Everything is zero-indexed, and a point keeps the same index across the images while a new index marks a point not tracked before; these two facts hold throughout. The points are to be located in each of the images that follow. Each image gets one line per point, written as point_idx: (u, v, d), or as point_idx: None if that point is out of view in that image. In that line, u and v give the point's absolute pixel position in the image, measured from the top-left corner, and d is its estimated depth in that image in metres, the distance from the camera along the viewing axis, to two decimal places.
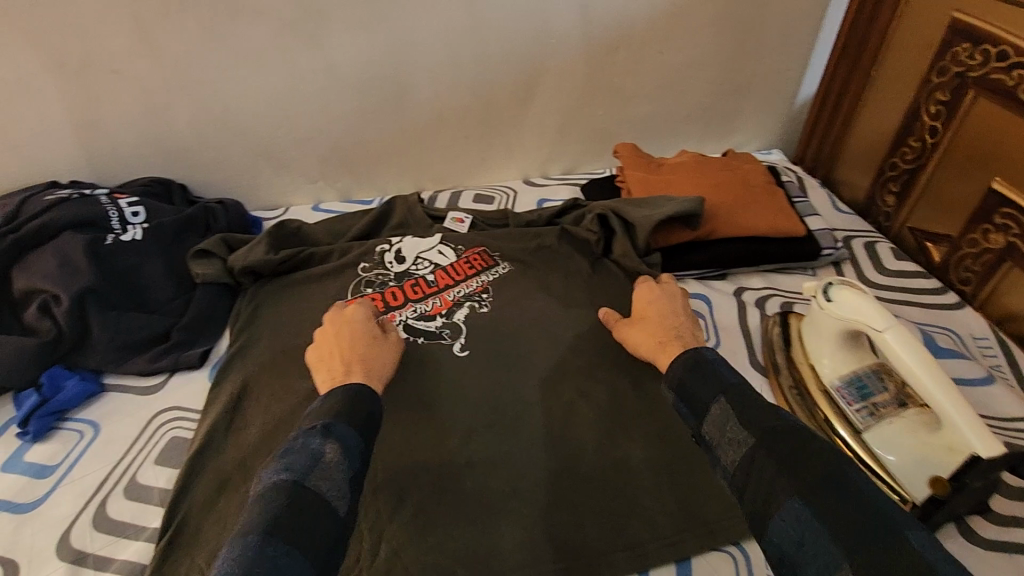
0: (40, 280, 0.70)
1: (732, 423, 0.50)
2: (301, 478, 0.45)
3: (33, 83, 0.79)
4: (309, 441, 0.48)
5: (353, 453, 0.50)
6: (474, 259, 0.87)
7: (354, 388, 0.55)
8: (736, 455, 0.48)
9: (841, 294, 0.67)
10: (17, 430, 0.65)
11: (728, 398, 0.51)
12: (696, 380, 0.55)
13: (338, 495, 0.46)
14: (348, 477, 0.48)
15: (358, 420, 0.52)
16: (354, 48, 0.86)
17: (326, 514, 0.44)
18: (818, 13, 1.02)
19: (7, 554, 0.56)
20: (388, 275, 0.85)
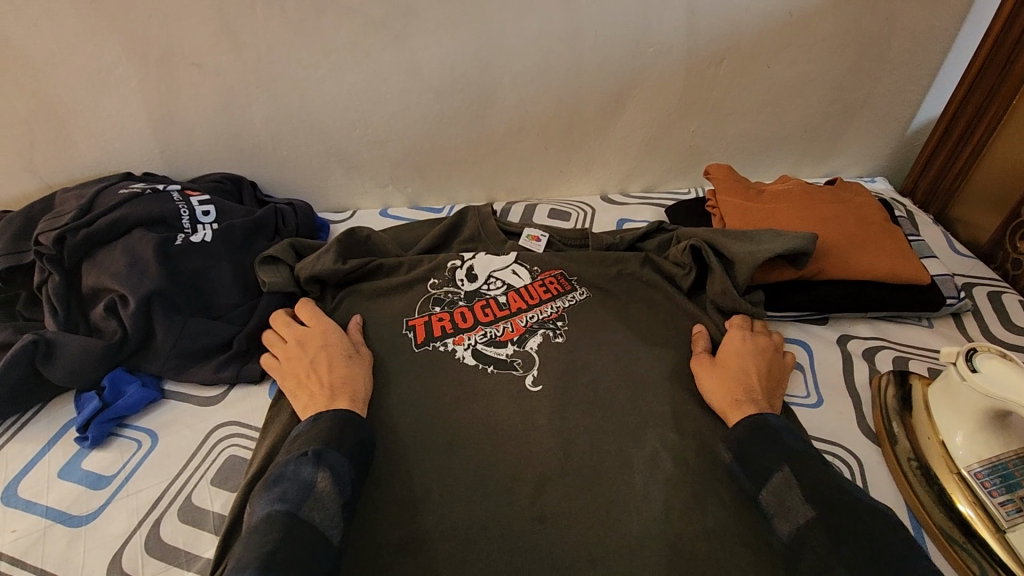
0: (109, 278, 0.68)
1: (791, 495, 0.54)
2: (294, 507, 0.48)
3: (115, 73, 0.77)
4: (301, 470, 0.51)
5: (344, 483, 0.53)
6: (549, 283, 0.81)
7: (344, 415, 0.58)
8: (791, 524, 0.53)
9: (988, 366, 0.58)
10: (76, 434, 0.63)
11: (790, 468, 0.55)
12: (759, 446, 0.58)
13: (330, 525, 0.49)
14: (339, 506, 0.51)
15: (349, 448, 0.55)
16: (440, 50, 0.81)
17: (320, 544, 0.47)
18: (953, 31, 0.91)
19: (59, 571, 0.53)
20: (458, 294, 0.80)
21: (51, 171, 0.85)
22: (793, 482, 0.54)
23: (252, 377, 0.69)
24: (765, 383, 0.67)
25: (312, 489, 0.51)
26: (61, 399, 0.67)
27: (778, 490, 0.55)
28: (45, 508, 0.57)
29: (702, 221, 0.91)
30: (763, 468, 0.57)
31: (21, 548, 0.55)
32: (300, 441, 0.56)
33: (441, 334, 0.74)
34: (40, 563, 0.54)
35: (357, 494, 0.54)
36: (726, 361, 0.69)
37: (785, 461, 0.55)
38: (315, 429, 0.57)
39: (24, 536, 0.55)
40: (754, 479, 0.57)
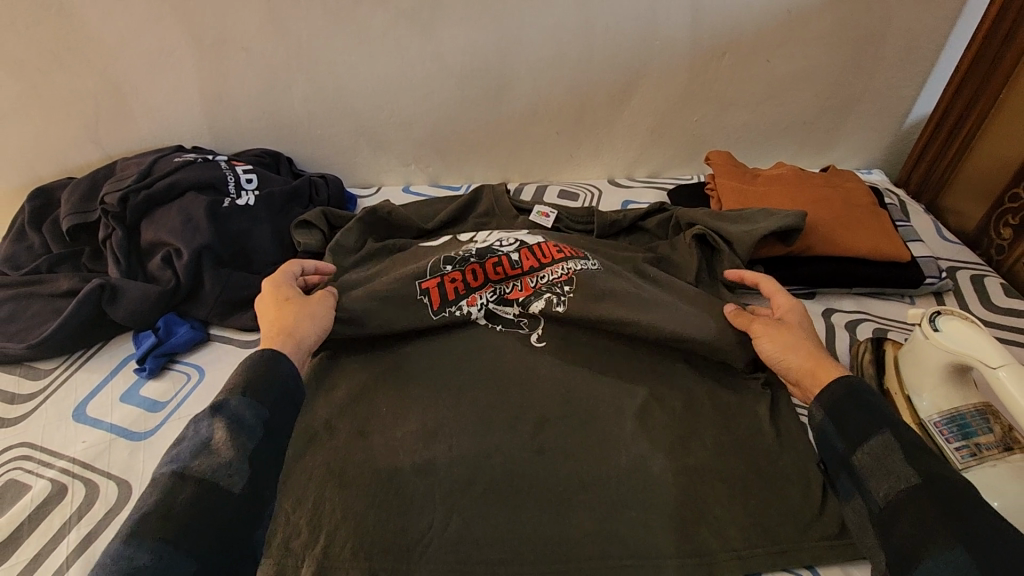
0: (165, 233, 0.77)
1: (894, 457, 0.49)
2: (182, 465, 0.46)
3: (173, 55, 0.86)
4: (199, 425, 0.49)
5: (252, 429, 0.50)
6: (559, 251, 0.84)
7: (264, 356, 0.55)
8: (892, 488, 0.48)
9: (949, 325, 0.64)
10: (135, 366, 0.72)
11: (895, 433, 0.50)
12: (856, 407, 0.53)
13: (224, 478, 0.47)
14: (237, 458, 0.48)
15: (260, 392, 0.52)
16: (463, 39, 0.89)
17: (210, 500, 0.45)
18: (945, 31, 0.96)
19: (124, 475, 0.62)
20: (469, 251, 0.84)
21: (112, 142, 0.95)
22: (898, 448, 0.49)
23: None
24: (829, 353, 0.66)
25: (207, 444, 0.48)
26: (121, 338, 0.76)
27: (874, 452, 0.50)
28: (110, 425, 0.66)
29: (701, 203, 0.98)
30: (859, 431, 0.51)
31: (90, 455, 0.63)
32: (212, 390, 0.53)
33: (454, 296, 0.79)
34: (107, 468, 0.62)
35: (275, 436, 0.52)
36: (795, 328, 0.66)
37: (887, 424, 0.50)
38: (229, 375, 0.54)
39: (93, 446, 0.64)
40: (845, 442, 0.52)
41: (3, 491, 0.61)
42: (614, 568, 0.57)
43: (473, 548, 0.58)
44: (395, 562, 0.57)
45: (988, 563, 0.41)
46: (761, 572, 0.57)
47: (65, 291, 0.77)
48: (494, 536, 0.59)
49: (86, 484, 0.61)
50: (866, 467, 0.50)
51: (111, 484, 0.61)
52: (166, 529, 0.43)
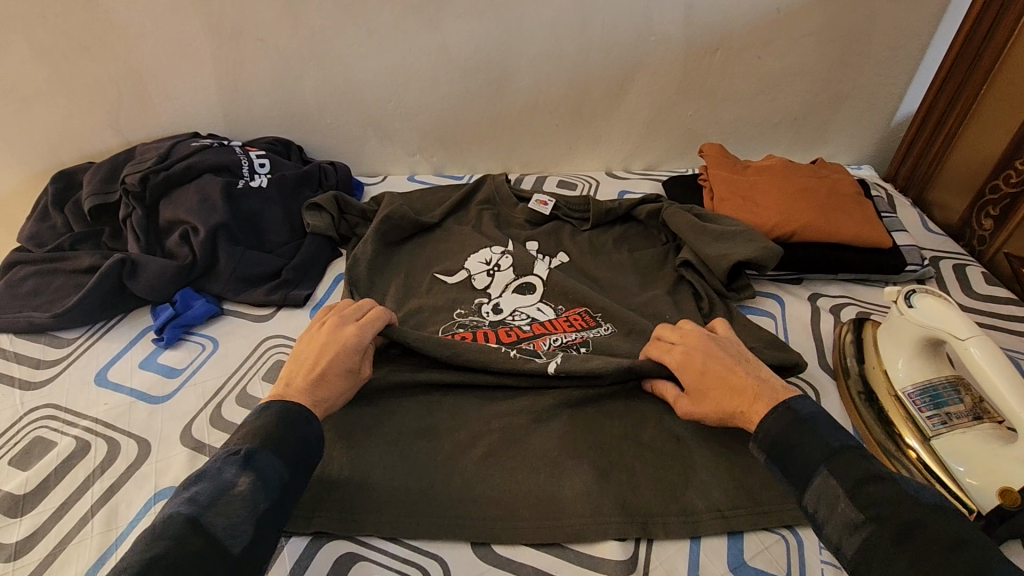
0: (184, 212, 0.82)
1: (843, 503, 0.46)
2: (200, 511, 0.44)
3: (192, 46, 0.91)
4: (225, 471, 0.48)
5: (272, 488, 0.48)
6: (574, 319, 0.78)
7: (294, 412, 0.53)
8: (852, 539, 0.45)
9: (923, 302, 0.67)
10: (154, 336, 0.76)
11: (832, 469, 0.48)
12: (795, 445, 0.51)
13: (231, 534, 0.44)
14: (252, 515, 0.46)
15: (287, 450, 0.50)
16: (467, 33, 0.93)
17: (211, 557, 0.42)
18: (929, 30, 1.00)
19: (142, 434, 0.65)
20: (483, 321, 0.78)
21: (131, 129, 0.99)
22: (843, 491, 0.47)
23: (294, 301, 0.80)
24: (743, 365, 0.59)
25: (229, 492, 0.46)
26: (140, 311, 0.80)
27: (821, 494, 0.48)
28: (130, 389, 0.70)
29: (694, 193, 1.01)
30: (801, 469, 0.50)
31: (112, 416, 0.67)
32: (240, 433, 0.52)
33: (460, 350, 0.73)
34: (127, 427, 0.66)
35: (289, 502, 0.49)
36: (695, 383, 0.60)
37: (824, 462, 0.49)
38: (258, 423, 0.53)
39: (115, 408, 0.68)
40: (793, 482, 0.50)
41: (30, 447, 0.65)
42: (602, 525, 0.58)
43: (472, 505, 0.59)
44: (396, 516, 0.59)
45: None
46: (742, 531, 0.58)
47: (86, 267, 0.81)
48: (489, 495, 0.60)
49: (107, 442, 0.65)
50: (816, 511, 0.48)
51: (131, 442, 0.64)
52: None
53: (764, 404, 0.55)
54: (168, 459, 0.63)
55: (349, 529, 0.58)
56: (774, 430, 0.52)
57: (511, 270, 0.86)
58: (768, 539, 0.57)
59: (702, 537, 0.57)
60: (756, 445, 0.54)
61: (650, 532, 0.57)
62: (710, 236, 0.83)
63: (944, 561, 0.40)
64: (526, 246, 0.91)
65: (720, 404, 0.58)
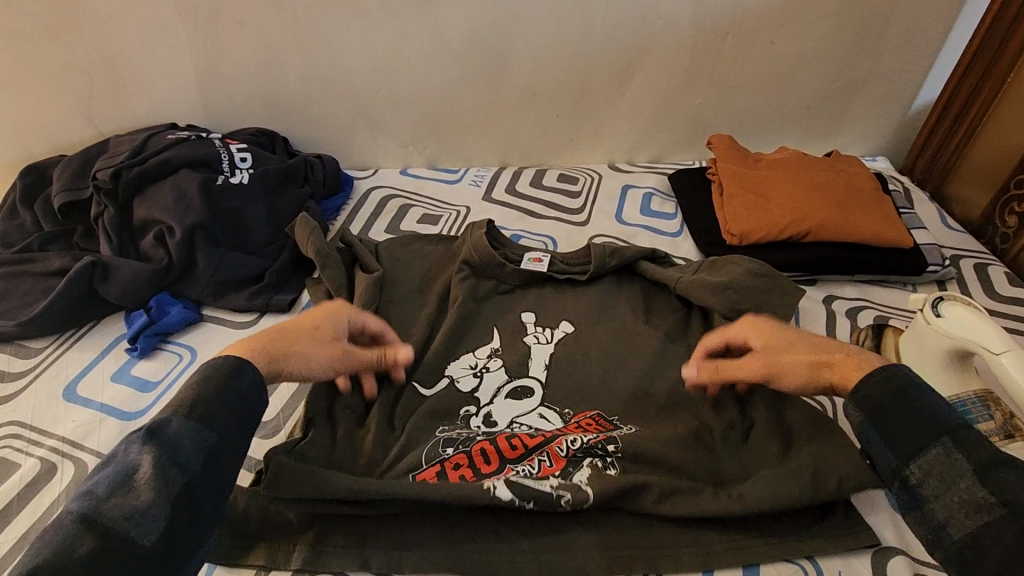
0: (159, 211, 0.76)
1: (964, 481, 0.42)
2: (102, 500, 0.39)
3: (169, 30, 0.85)
4: (131, 450, 0.42)
5: (192, 458, 0.43)
6: (586, 425, 0.65)
7: (221, 368, 0.48)
8: (967, 519, 0.41)
9: (952, 310, 0.63)
10: (127, 346, 0.71)
11: (952, 443, 0.44)
12: (896, 411, 0.47)
13: (144, 525, 0.39)
14: (168, 491, 0.41)
15: (213, 413, 0.46)
16: (461, 15, 0.88)
17: (126, 546, 0.38)
18: (953, 12, 0.94)
19: None
20: (474, 433, 0.64)
21: (105, 119, 0.93)
22: (966, 469, 0.42)
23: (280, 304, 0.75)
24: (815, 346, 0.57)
25: (139, 473, 0.41)
26: (113, 317, 0.75)
27: (933, 468, 0.44)
28: (101, 404, 0.65)
29: (703, 188, 0.96)
30: (911, 442, 0.45)
31: (80, 434, 0.63)
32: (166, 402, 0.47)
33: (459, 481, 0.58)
34: (97, 447, 0.61)
35: (216, 469, 0.45)
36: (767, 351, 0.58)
37: (945, 435, 0.44)
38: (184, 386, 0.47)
39: (83, 425, 0.63)
40: (895, 453, 0.46)
41: None
42: (606, 556, 0.54)
43: (466, 535, 0.55)
44: (386, 547, 0.54)
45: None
46: (760, 563, 0.54)
47: (57, 269, 0.76)
48: (484, 523, 0.56)
49: (76, 463, 0.60)
50: (922, 484, 0.44)
51: (101, 463, 0.60)
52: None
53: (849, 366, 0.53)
54: None
55: (333, 561, 0.54)
56: (874, 395, 0.48)
57: (503, 370, 0.71)
58: (785, 570, 0.54)
59: (715, 569, 0.54)
60: (852, 408, 0.49)
61: (659, 564, 0.54)
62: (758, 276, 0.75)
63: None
64: (522, 321, 0.76)
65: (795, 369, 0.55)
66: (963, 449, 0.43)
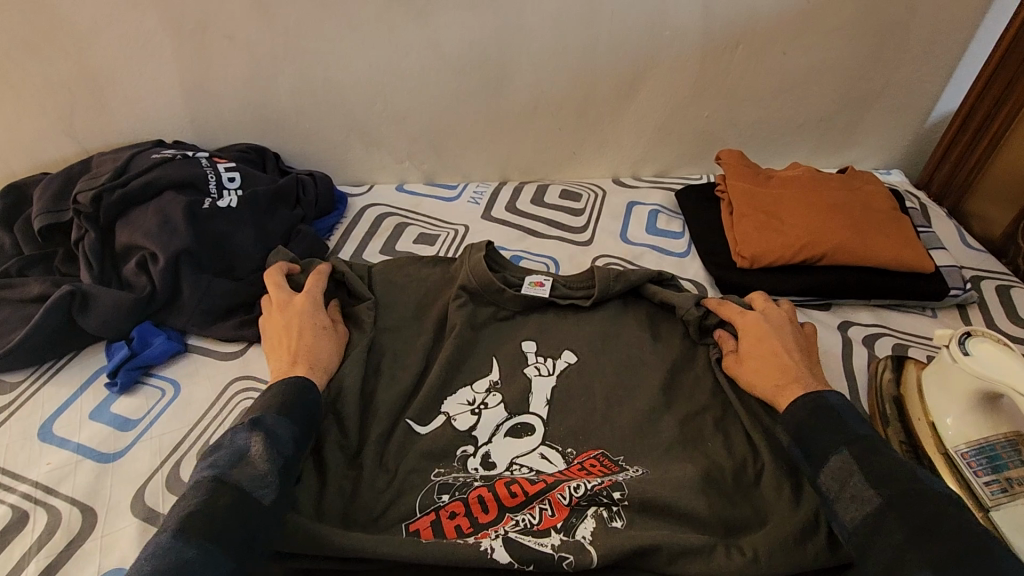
0: (141, 237, 0.73)
1: (855, 479, 0.49)
2: (222, 472, 0.49)
3: (154, 44, 0.82)
4: (236, 436, 0.52)
5: (286, 444, 0.53)
6: (590, 466, 0.61)
7: (297, 380, 0.59)
8: (859, 513, 0.48)
9: (981, 348, 0.59)
10: (107, 380, 0.68)
11: (852, 452, 0.51)
12: (815, 428, 0.54)
13: (260, 487, 0.50)
14: (272, 468, 0.51)
15: (297, 411, 0.56)
16: (459, 28, 0.84)
17: (246, 507, 0.48)
18: (974, 21, 0.90)
19: (89, 501, 0.57)
20: (472, 478, 0.61)
21: (89, 136, 0.90)
22: (855, 468, 0.50)
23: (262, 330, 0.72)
24: (801, 356, 0.64)
25: (245, 453, 0.51)
26: (94, 348, 0.72)
27: (836, 474, 0.51)
28: (78, 444, 0.62)
29: (711, 206, 0.92)
30: (821, 452, 0.52)
31: (54, 478, 0.59)
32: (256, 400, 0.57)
33: (455, 536, 0.55)
34: (72, 492, 0.58)
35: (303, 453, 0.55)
36: (748, 342, 0.66)
37: (845, 444, 0.51)
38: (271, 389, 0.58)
39: (59, 468, 0.60)
40: (811, 463, 0.53)
41: None
42: None
43: None
44: None
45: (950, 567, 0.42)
46: None
47: (35, 297, 0.73)
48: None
49: (48, 510, 0.57)
50: (830, 490, 0.51)
51: (75, 511, 0.57)
52: (204, 530, 0.46)
53: (799, 388, 0.59)
54: (117, 532, 0.55)
55: None
56: (794, 421, 0.56)
57: (501, 406, 0.67)
58: None
59: None
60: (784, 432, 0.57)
61: None
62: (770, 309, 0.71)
63: (914, 534, 0.44)
64: (522, 350, 0.72)
65: (761, 375, 0.63)
66: (854, 453, 0.51)
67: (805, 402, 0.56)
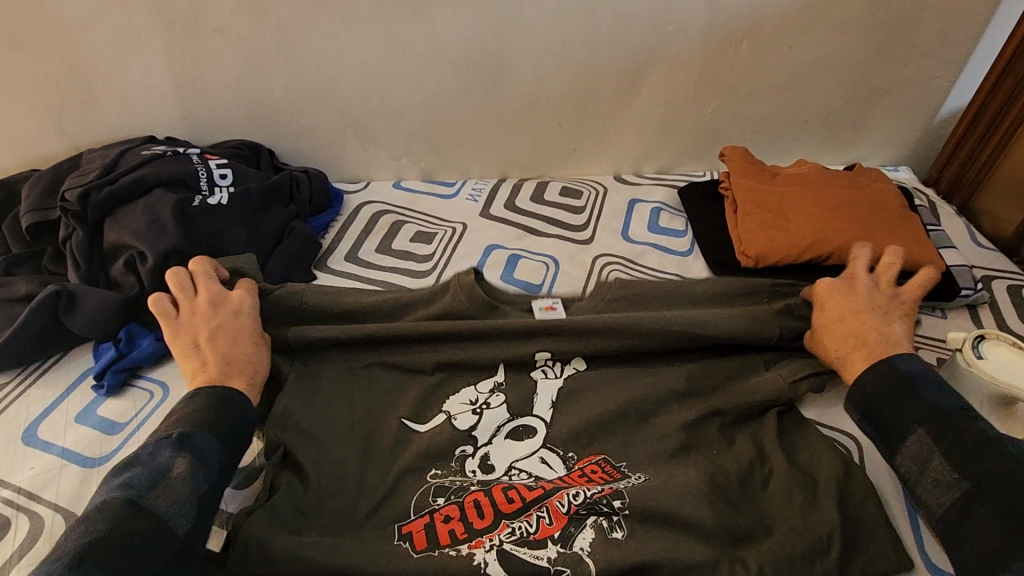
0: (129, 235, 0.71)
1: (937, 462, 0.49)
2: (138, 494, 0.47)
3: (144, 39, 0.80)
4: (158, 454, 0.49)
5: (209, 468, 0.51)
6: (590, 472, 0.59)
7: (230, 395, 0.56)
8: (945, 498, 0.48)
9: (995, 353, 0.59)
10: (93, 382, 0.66)
11: (929, 432, 0.50)
12: (886, 401, 0.54)
13: (175, 516, 0.47)
14: (191, 494, 0.49)
15: (227, 432, 0.53)
16: (457, 21, 0.82)
17: (156, 537, 0.46)
18: (985, 15, 0.88)
19: (73, 508, 0.56)
20: (468, 482, 0.58)
21: (80, 133, 0.88)
22: (936, 450, 0.49)
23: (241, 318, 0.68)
24: (883, 321, 0.62)
25: (166, 475, 0.49)
26: (82, 349, 0.70)
27: (913, 456, 0.51)
28: (62, 449, 0.60)
29: (714, 203, 0.90)
30: (895, 433, 0.52)
31: (37, 484, 0.58)
32: (178, 414, 0.54)
33: (449, 543, 0.53)
34: (55, 499, 0.56)
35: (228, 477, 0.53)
36: (816, 307, 0.68)
37: (921, 423, 0.51)
38: (196, 403, 0.55)
39: (42, 473, 0.58)
40: (885, 443, 0.53)
41: None
42: None
43: None
44: None
45: None
46: None
47: (22, 297, 0.71)
48: None
49: (31, 517, 0.55)
50: (908, 472, 0.51)
51: (58, 518, 0.55)
52: (108, 561, 0.43)
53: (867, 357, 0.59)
54: None
55: None
56: (868, 390, 0.55)
57: (505, 407, 0.65)
58: None
59: None
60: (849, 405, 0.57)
61: None
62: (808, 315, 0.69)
63: (1002, 512, 0.45)
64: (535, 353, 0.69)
65: (834, 343, 0.63)
66: (934, 435, 0.50)
67: (876, 369, 0.56)
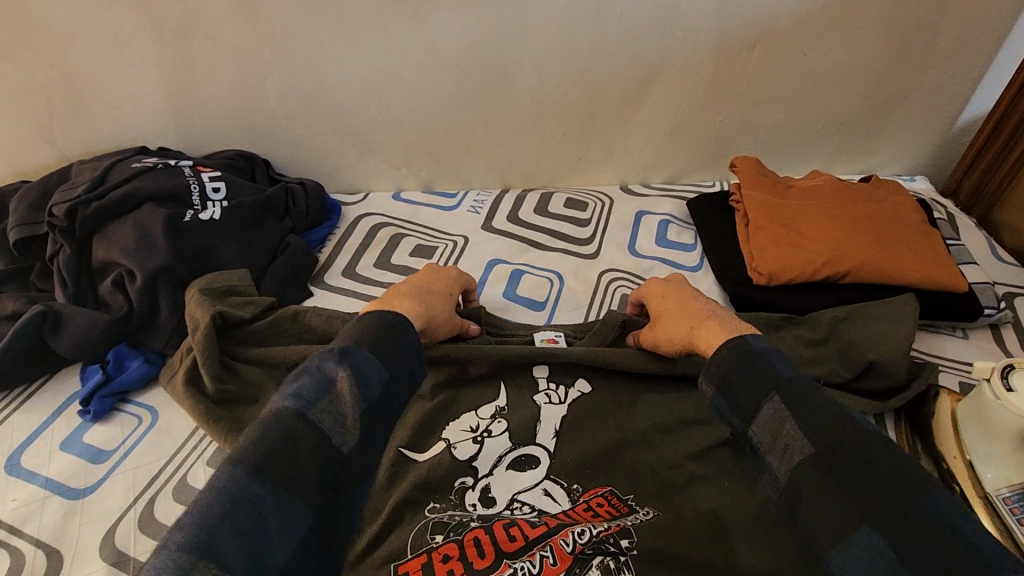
0: (118, 253, 0.69)
1: (787, 427, 0.44)
2: (307, 407, 0.42)
3: (134, 46, 0.78)
4: (323, 365, 0.45)
5: (374, 387, 0.46)
6: (596, 506, 0.55)
7: (389, 319, 0.50)
8: (787, 464, 0.43)
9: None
10: (80, 407, 0.63)
11: (781, 397, 0.45)
12: (745, 377, 0.48)
13: (342, 435, 0.43)
14: (360, 412, 0.44)
15: (387, 353, 0.48)
16: (458, 27, 0.79)
17: (325, 456, 0.41)
18: (1009, 20, 0.84)
19: (54, 543, 0.53)
20: (468, 516, 0.55)
21: (70, 142, 0.86)
22: (787, 415, 0.44)
23: (234, 322, 0.66)
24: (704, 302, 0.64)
25: (333, 388, 0.44)
26: (69, 372, 0.68)
27: (766, 424, 0.45)
28: (46, 479, 0.58)
29: (725, 216, 0.86)
30: (747, 403, 0.47)
31: (18, 517, 0.55)
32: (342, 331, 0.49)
33: None
34: (36, 533, 0.54)
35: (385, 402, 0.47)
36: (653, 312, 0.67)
37: (773, 390, 0.46)
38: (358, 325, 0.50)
39: (24, 505, 0.56)
40: (738, 417, 0.48)
41: None
42: None
43: None
44: None
45: (911, 556, 0.35)
46: None
47: (7, 315, 0.69)
48: None
49: (10, 553, 0.53)
50: (761, 441, 0.46)
51: (39, 554, 0.53)
52: (280, 487, 0.38)
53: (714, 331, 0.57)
54: None
55: None
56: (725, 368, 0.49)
57: (506, 434, 0.62)
58: None
59: None
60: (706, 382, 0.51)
61: None
62: (818, 331, 0.69)
63: (844, 488, 0.39)
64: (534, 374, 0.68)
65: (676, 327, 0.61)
66: (787, 401, 0.45)
67: (724, 349, 0.51)
